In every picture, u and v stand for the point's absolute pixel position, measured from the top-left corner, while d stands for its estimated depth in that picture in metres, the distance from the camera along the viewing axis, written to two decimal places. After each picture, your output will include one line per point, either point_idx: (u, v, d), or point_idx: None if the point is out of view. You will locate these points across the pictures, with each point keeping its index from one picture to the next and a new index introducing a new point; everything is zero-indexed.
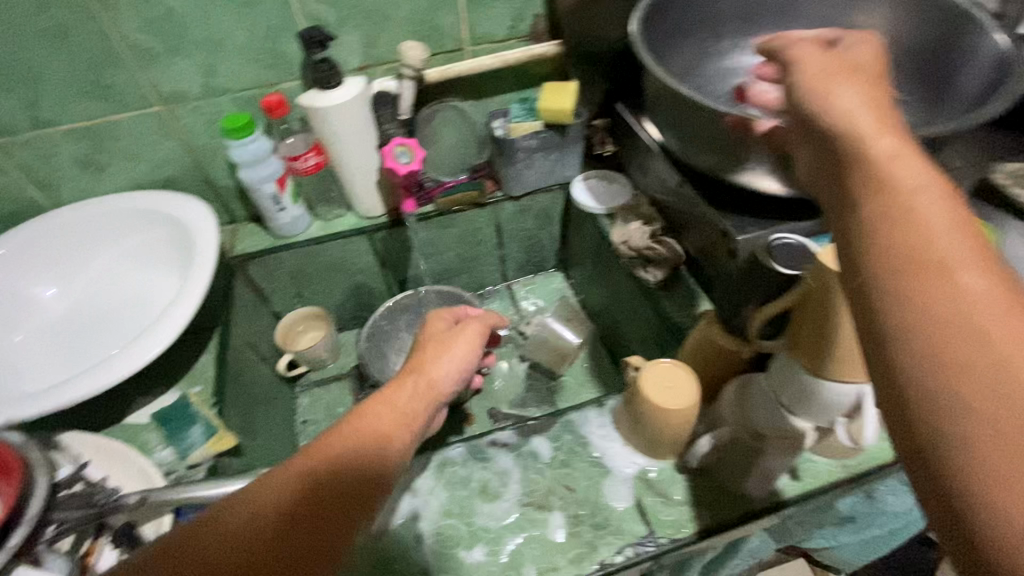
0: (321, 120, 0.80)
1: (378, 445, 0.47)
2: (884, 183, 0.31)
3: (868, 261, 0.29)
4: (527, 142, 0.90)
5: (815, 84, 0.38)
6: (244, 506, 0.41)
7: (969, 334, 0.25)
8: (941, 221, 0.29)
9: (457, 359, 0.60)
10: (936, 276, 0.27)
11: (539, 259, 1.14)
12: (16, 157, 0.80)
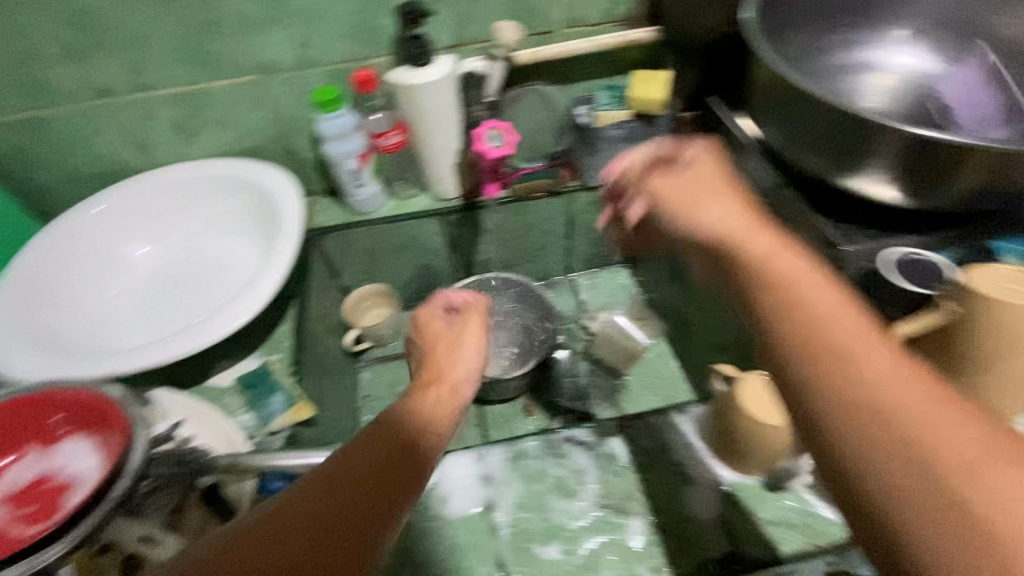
0: (409, 97, 0.79)
1: (408, 450, 0.45)
2: (778, 285, 0.36)
3: (787, 354, 0.33)
4: (613, 131, 0.87)
5: (684, 199, 0.47)
6: (286, 514, 0.38)
7: (881, 426, 0.29)
8: (824, 312, 0.34)
9: (471, 363, 0.62)
10: (832, 372, 0.31)
11: (607, 254, 1.11)
12: (116, 117, 0.82)
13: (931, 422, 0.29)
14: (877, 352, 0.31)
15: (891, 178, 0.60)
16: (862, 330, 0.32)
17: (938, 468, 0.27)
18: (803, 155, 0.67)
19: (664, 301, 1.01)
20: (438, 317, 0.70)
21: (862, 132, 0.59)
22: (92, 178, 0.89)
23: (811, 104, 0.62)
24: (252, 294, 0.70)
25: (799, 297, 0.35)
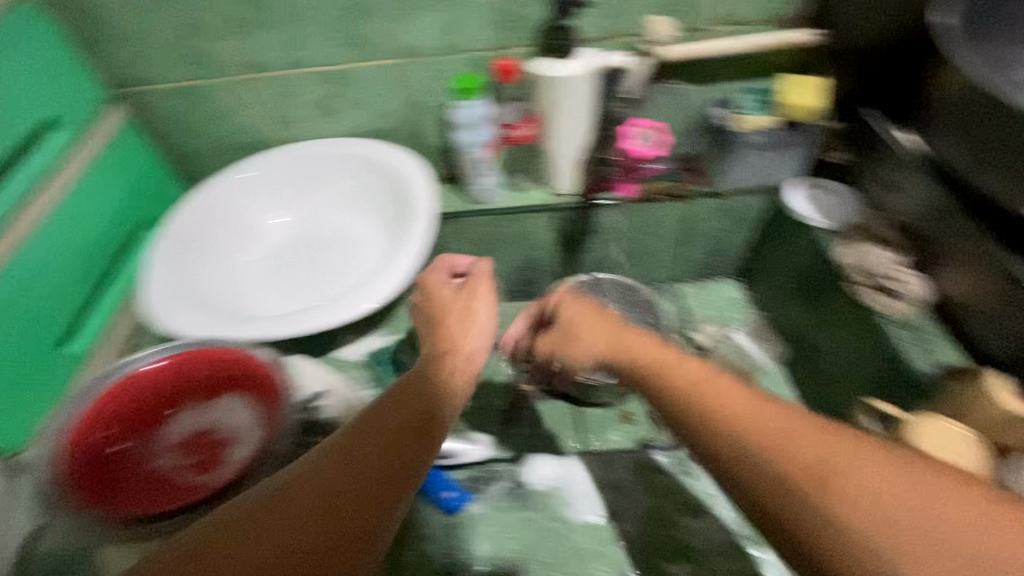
0: (548, 90, 0.79)
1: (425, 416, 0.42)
2: (689, 390, 0.41)
3: (715, 444, 0.38)
4: (754, 138, 0.82)
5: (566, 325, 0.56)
6: (285, 496, 0.34)
7: (756, 465, 0.35)
8: (703, 386, 0.41)
9: (483, 325, 0.59)
10: (715, 432, 0.38)
11: (718, 264, 1.07)
12: (267, 92, 0.86)
13: (793, 450, 0.34)
14: (732, 406, 0.38)
15: None
16: (728, 394, 0.39)
17: (803, 486, 0.33)
18: (981, 175, 0.61)
19: (783, 320, 0.96)
20: (444, 279, 0.66)
21: None
22: (236, 148, 0.94)
23: (1003, 121, 0.56)
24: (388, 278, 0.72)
25: (676, 380, 0.43)
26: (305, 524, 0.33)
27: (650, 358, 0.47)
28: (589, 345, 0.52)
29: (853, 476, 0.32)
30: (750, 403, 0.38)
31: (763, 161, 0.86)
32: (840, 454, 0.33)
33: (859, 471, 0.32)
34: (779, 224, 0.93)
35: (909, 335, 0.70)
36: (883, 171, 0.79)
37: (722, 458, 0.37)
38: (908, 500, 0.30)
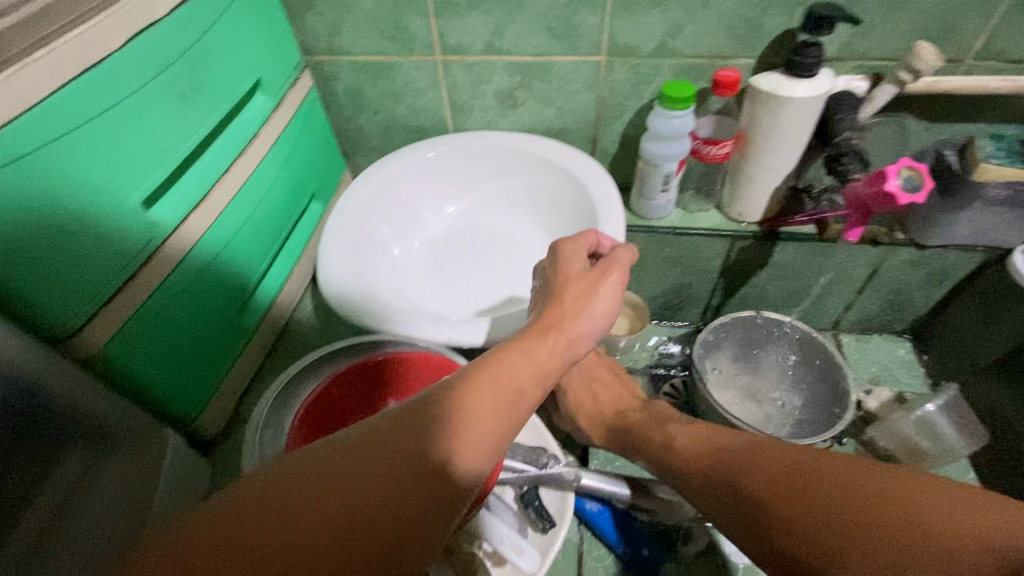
0: (775, 110, 0.70)
1: (513, 398, 0.42)
2: (739, 453, 0.46)
3: (765, 491, 0.42)
4: (995, 191, 0.72)
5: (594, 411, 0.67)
6: (324, 468, 0.34)
7: (744, 490, 0.43)
8: (677, 451, 0.51)
9: (600, 313, 0.54)
10: (705, 473, 0.47)
11: (890, 318, 0.97)
12: (453, 77, 0.82)
13: (748, 485, 0.43)
14: (694, 464, 0.49)
15: None
16: (699, 455, 0.49)
17: (755, 518, 0.41)
18: None
19: (980, 399, 0.84)
20: (579, 253, 0.60)
21: None
22: (403, 130, 0.91)
23: None
24: None
25: (654, 445, 0.55)
26: (346, 503, 0.33)
27: (652, 433, 0.56)
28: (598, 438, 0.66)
29: (776, 496, 0.41)
30: (712, 458, 0.47)
31: (993, 218, 0.76)
32: (807, 480, 0.40)
33: (782, 495, 0.40)
34: (991, 289, 0.82)
35: None
36: None
37: (694, 496, 0.47)
38: (864, 498, 0.37)
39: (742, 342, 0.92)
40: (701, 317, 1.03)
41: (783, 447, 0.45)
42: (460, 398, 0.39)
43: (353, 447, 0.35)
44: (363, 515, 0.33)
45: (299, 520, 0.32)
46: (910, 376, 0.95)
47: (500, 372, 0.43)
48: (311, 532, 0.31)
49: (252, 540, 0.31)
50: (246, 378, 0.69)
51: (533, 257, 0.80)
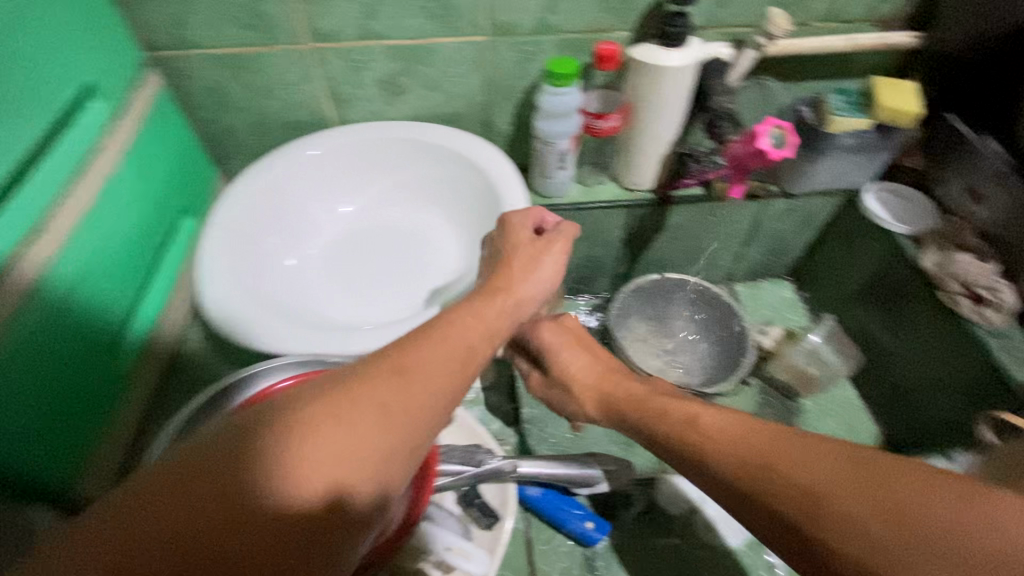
0: (655, 80, 0.73)
1: (465, 357, 0.39)
2: (776, 448, 0.39)
3: (818, 502, 0.35)
4: (846, 139, 0.81)
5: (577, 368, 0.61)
6: (229, 453, 0.29)
7: (783, 495, 0.37)
8: (701, 424, 0.45)
9: (546, 279, 0.55)
10: (721, 457, 0.41)
11: (773, 264, 1.06)
12: (328, 66, 0.76)
13: (790, 487, 0.37)
14: (723, 441, 0.42)
15: None
16: (728, 428, 0.43)
17: (803, 503, 0.36)
18: None
19: (853, 325, 0.96)
20: (526, 224, 0.61)
21: None
22: (280, 127, 0.83)
23: None
24: None
25: (660, 419, 0.48)
26: (256, 491, 0.28)
27: (655, 403, 0.50)
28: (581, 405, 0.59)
29: (838, 485, 0.35)
30: (751, 432, 0.41)
31: (845, 164, 0.85)
32: (872, 488, 0.34)
33: (847, 483, 0.35)
34: (850, 226, 0.93)
35: (1007, 343, 0.71)
36: (971, 179, 0.79)
37: (716, 481, 0.42)
38: (949, 515, 0.32)
39: (652, 304, 0.96)
40: (612, 286, 1.07)
41: (831, 442, 0.38)
42: (398, 361, 0.36)
43: (264, 425, 0.30)
44: (280, 504, 0.28)
45: (197, 515, 0.27)
46: (794, 312, 1.06)
47: (434, 338, 0.39)
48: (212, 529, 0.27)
49: (137, 539, 0.26)
50: (137, 418, 0.62)
51: (441, 250, 0.78)
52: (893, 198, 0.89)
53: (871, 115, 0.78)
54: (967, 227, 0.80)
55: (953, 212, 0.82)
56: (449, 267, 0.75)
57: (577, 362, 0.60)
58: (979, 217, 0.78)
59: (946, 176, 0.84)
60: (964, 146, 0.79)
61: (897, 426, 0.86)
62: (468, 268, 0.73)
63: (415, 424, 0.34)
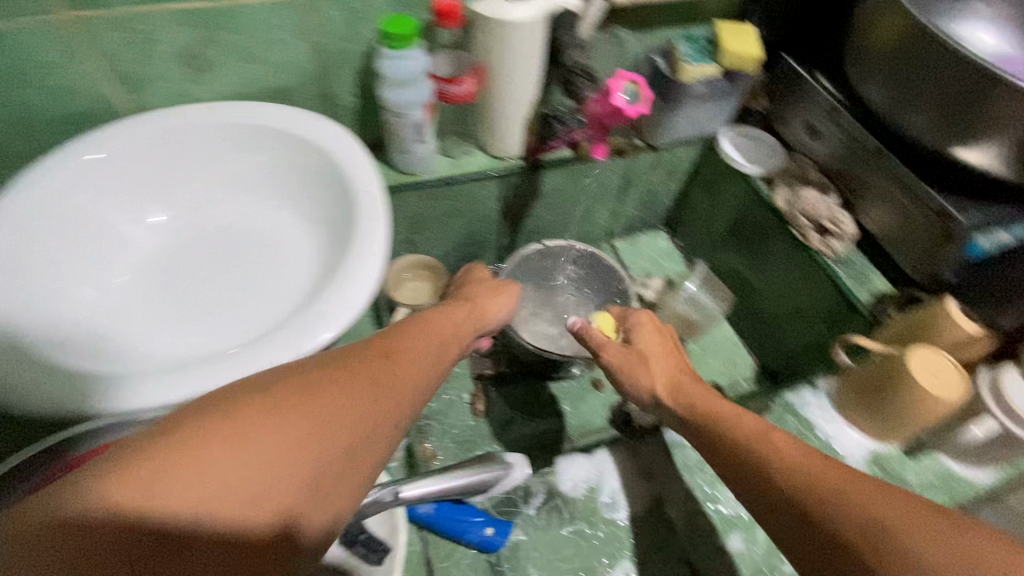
0: (502, 37, 0.68)
1: (438, 346, 0.51)
2: (845, 483, 0.43)
3: (880, 537, 0.39)
4: (698, 88, 0.82)
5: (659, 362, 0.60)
6: (248, 414, 0.34)
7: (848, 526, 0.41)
8: (782, 452, 0.47)
9: (506, 304, 0.66)
10: (789, 480, 0.45)
11: (649, 217, 1.08)
12: (101, 40, 0.60)
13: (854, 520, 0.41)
14: (811, 467, 0.45)
15: (993, 151, 0.64)
16: (814, 459, 0.46)
17: (879, 539, 0.39)
18: (907, 114, 0.70)
19: (722, 266, 1.01)
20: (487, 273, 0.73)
21: (980, 89, 0.61)
22: (54, 123, 0.66)
23: (932, 59, 0.64)
24: (353, 285, 0.57)
25: (745, 435, 0.49)
26: (295, 430, 0.35)
27: (732, 418, 0.51)
28: (649, 378, 0.59)
29: (912, 526, 0.39)
30: (842, 469, 0.44)
31: (702, 112, 0.86)
32: (941, 535, 0.39)
33: (936, 539, 0.38)
34: (711, 172, 0.96)
35: (849, 268, 0.78)
36: (809, 116, 0.84)
37: (783, 500, 0.45)
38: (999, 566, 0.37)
39: (538, 274, 0.94)
40: (497, 260, 1.02)
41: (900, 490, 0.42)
42: (387, 347, 0.46)
43: (279, 390, 0.37)
44: (296, 462, 0.35)
45: (251, 453, 0.33)
46: (672, 261, 1.09)
47: (409, 337, 0.49)
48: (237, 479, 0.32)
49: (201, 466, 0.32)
50: None
51: (291, 250, 0.68)
52: (746, 141, 0.93)
53: (719, 61, 0.80)
54: (810, 162, 0.85)
55: (797, 151, 0.87)
56: (302, 269, 0.66)
57: (652, 343, 0.62)
58: (819, 152, 0.84)
59: (787, 115, 0.88)
60: (801, 85, 0.83)
61: (768, 354, 0.93)
62: (324, 269, 0.64)
63: (404, 394, 0.43)
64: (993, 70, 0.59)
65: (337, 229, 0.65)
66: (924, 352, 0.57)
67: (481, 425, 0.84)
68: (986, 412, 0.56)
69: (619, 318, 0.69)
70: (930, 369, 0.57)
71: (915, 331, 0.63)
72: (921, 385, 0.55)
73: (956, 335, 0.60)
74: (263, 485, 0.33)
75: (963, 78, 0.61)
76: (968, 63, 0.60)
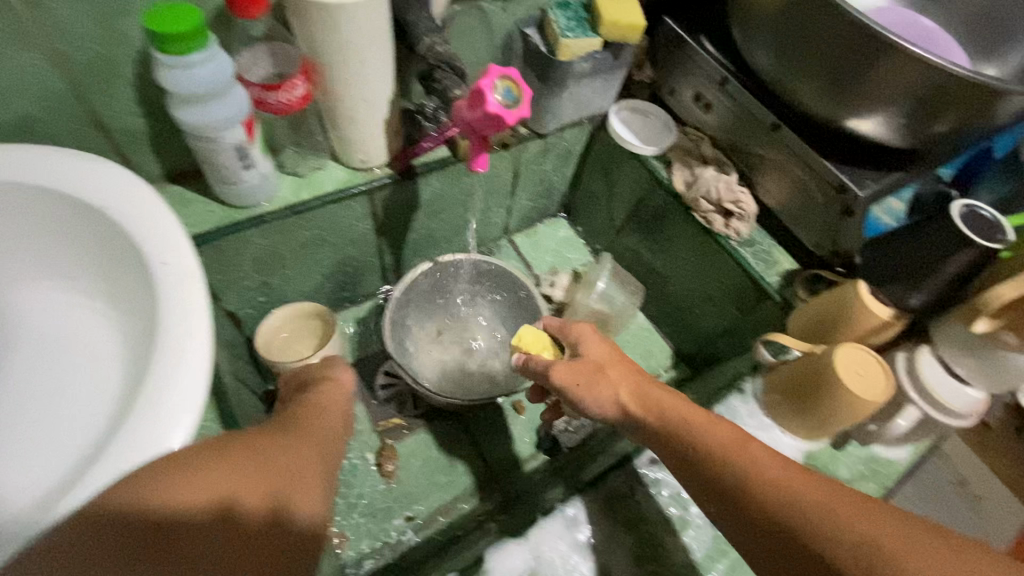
0: (333, 25, 0.52)
1: (337, 407, 0.44)
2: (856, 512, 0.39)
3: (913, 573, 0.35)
4: (580, 65, 0.71)
5: (603, 375, 0.51)
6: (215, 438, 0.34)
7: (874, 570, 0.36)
8: (761, 470, 0.43)
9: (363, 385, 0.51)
10: (805, 526, 0.39)
11: (546, 205, 0.99)
12: None
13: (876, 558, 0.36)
14: (823, 500, 0.40)
15: (881, 118, 0.62)
16: (809, 481, 0.41)
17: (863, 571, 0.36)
18: (794, 82, 0.65)
19: (626, 252, 0.95)
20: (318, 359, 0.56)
21: (863, 56, 0.56)
22: None
23: (817, 23, 0.58)
24: (162, 403, 0.40)
25: (742, 459, 0.44)
26: (216, 453, 0.32)
27: (706, 428, 0.46)
28: (611, 387, 0.50)
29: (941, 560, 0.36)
30: (854, 497, 0.40)
31: (586, 90, 0.76)
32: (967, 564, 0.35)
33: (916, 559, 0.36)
34: (604, 153, 0.87)
35: (756, 250, 0.74)
36: (697, 86, 0.77)
37: (764, 526, 0.41)
38: None
39: (432, 296, 0.82)
40: (383, 282, 0.88)
41: (915, 524, 0.38)
42: (289, 418, 0.40)
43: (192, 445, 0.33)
44: (247, 453, 0.33)
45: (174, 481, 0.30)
46: (576, 250, 1.02)
47: (333, 392, 0.45)
48: (202, 478, 0.30)
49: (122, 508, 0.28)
50: None
51: (88, 348, 0.50)
52: (635, 116, 0.85)
53: (599, 32, 0.69)
54: (703, 134, 0.79)
55: (688, 121, 0.81)
56: (107, 376, 0.48)
57: (604, 351, 0.53)
58: (711, 123, 0.78)
59: (674, 86, 0.81)
60: (687, 51, 0.75)
61: (683, 339, 0.91)
62: (131, 375, 0.47)
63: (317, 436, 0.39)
64: (876, 36, 0.54)
65: (142, 315, 0.48)
66: (848, 349, 0.54)
67: (395, 486, 0.73)
68: (908, 399, 0.54)
69: (557, 332, 0.58)
70: (855, 369, 0.53)
71: (830, 321, 0.60)
72: (851, 389, 0.52)
73: (868, 324, 0.58)
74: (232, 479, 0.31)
75: (851, 49, 0.56)
76: (853, 29, 0.55)
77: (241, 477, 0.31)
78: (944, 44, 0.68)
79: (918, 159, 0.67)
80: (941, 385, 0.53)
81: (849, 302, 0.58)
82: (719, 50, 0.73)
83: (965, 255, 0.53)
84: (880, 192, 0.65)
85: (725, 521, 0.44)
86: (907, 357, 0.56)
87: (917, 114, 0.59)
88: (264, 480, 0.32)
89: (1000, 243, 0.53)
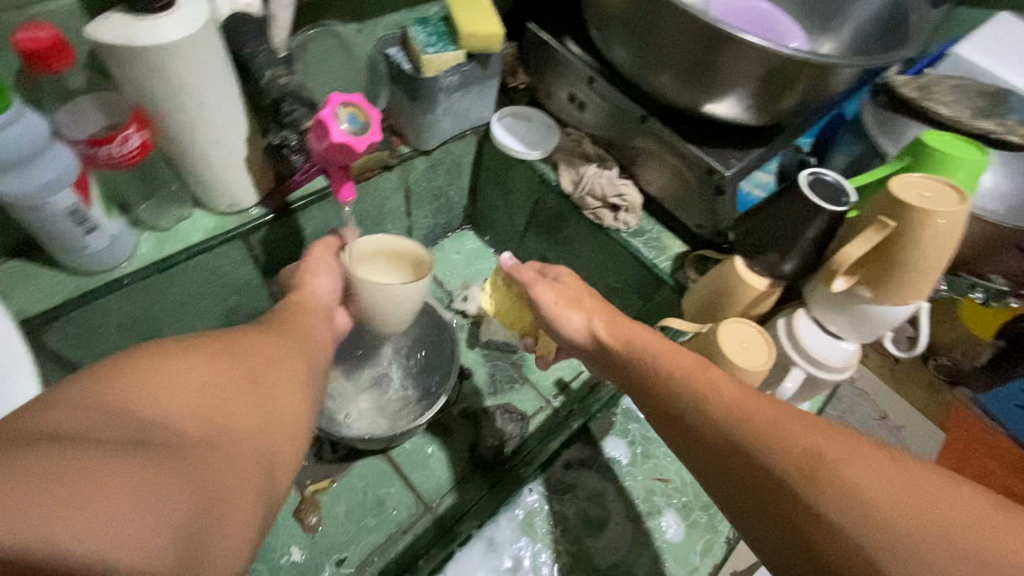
0: (156, 68, 0.48)
1: (305, 342, 0.49)
2: (836, 453, 0.39)
3: (881, 507, 0.36)
4: (447, 78, 0.71)
5: (566, 305, 0.62)
6: (209, 341, 0.39)
7: (843, 509, 0.37)
8: (714, 390, 0.46)
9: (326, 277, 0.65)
10: (781, 465, 0.40)
11: (447, 219, 0.98)
12: None
13: (851, 494, 0.37)
14: (792, 439, 0.41)
15: (734, 99, 0.65)
16: (781, 418, 0.42)
17: (804, 475, 0.39)
18: (652, 75, 0.67)
19: (533, 255, 0.95)
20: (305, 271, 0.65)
21: (703, 44, 0.59)
22: None
23: (657, 17, 0.60)
24: None
25: (718, 399, 0.45)
26: (215, 358, 0.38)
27: (664, 357, 0.52)
28: (585, 315, 0.61)
29: (893, 486, 0.37)
30: (828, 434, 0.41)
31: (460, 103, 0.76)
32: (922, 488, 0.37)
33: (857, 467, 0.38)
34: (494, 162, 0.87)
35: (648, 238, 0.76)
36: (570, 87, 0.78)
37: (715, 443, 0.44)
38: (974, 517, 0.35)
39: None
40: None
41: (885, 458, 0.39)
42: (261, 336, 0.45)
43: (192, 339, 0.39)
44: (248, 374, 0.39)
45: (179, 376, 0.34)
46: (485, 260, 1.01)
47: (299, 323, 0.51)
48: (204, 379, 0.35)
49: (135, 389, 0.32)
50: None
51: None
52: (517, 120, 0.85)
53: (460, 44, 0.69)
54: (582, 132, 0.80)
55: (568, 122, 0.82)
56: None
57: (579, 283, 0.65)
58: (588, 121, 0.79)
59: (548, 87, 0.81)
60: (553, 54, 0.76)
61: None
62: None
63: (292, 359, 0.44)
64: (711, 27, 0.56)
65: None
66: (729, 326, 0.56)
67: (320, 539, 0.68)
68: (792, 361, 0.57)
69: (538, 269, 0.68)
70: (739, 342, 0.55)
71: (713, 297, 0.62)
72: (735, 364, 0.54)
73: (743, 296, 0.61)
74: (234, 388, 0.37)
75: (693, 40, 0.59)
76: (689, 21, 0.57)
77: (245, 402, 0.37)
78: (782, 26, 0.72)
79: (776, 133, 0.71)
80: (815, 341, 0.57)
81: (726, 273, 0.61)
82: (581, 51, 0.75)
83: (818, 221, 0.56)
84: (744, 170, 0.68)
85: (708, 480, 0.45)
86: (786, 321, 0.59)
87: (765, 92, 0.62)
88: (252, 391, 0.38)
89: (844, 206, 0.56)
